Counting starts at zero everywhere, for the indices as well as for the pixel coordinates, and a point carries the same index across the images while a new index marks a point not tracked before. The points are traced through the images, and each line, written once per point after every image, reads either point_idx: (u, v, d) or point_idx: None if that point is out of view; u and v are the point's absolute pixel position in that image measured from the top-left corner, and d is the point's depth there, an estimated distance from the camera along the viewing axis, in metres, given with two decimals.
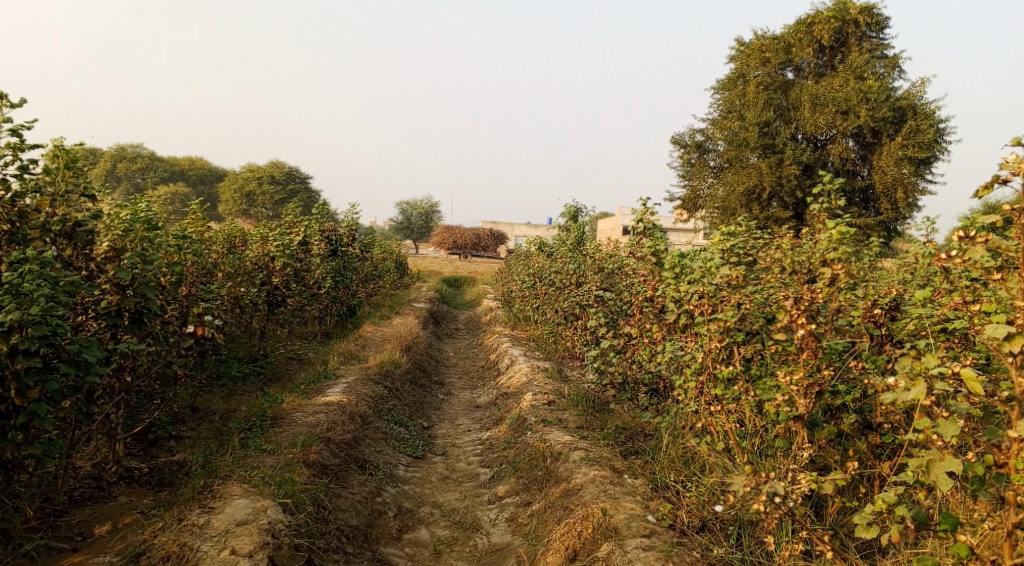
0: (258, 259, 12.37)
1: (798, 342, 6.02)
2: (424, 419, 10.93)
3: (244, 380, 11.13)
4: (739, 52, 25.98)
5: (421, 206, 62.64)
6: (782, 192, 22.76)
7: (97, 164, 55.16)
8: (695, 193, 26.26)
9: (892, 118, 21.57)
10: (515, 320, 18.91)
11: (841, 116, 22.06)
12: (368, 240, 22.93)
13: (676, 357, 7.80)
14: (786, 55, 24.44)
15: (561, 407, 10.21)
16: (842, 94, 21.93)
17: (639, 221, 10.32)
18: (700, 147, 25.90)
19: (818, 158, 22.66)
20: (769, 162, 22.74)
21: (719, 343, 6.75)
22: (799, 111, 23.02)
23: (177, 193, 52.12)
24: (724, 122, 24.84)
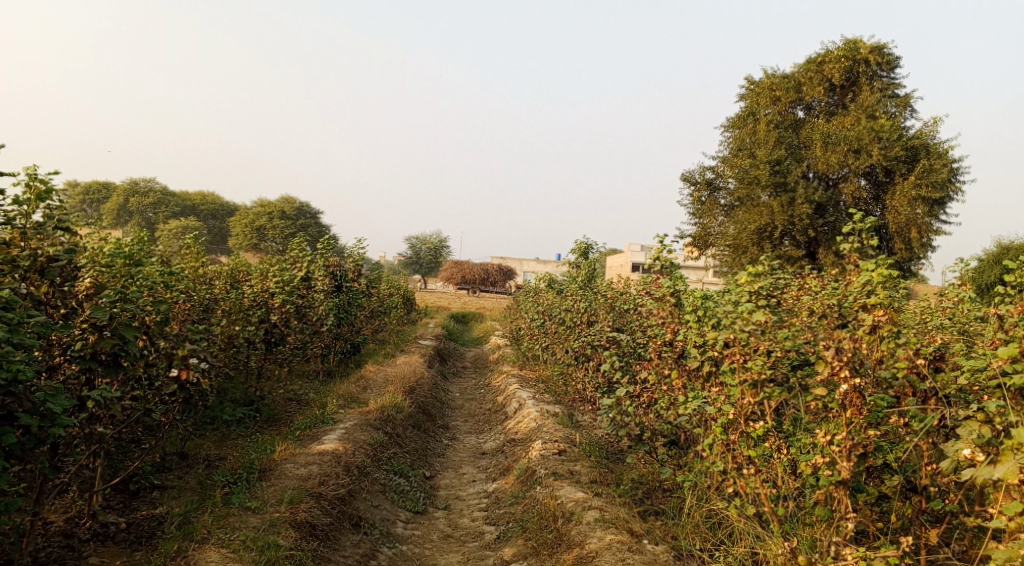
0: (257, 296, 11.87)
1: (841, 399, 5.44)
2: (427, 467, 10.33)
3: (237, 424, 10.57)
4: (750, 90, 25.62)
5: (429, 241, 62.28)
6: (794, 231, 22.27)
7: (108, 198, 55.19)
8: (706, 230, 25.75)
9: (904, 157, 21.13)
10: (523, 359, 18.33)
11: (853, 155, 21.59)
12: (374, 275, 22.45)
13: (699, 409, 7.20)
14: (797, 94, 24.08)
15: (572, 457, 9.59)
16: (853, 133, 21.51)
17: (658, 261, 9.57)
18: (711, 184, 25.44)
19: (831, 197, 22.19)
20: (780, 200, 22.26)
21: (750, 396, 6.16)
22: (812, 149, 22.57)
23: (186, 227, 51.98)
24: (735, 159, 24.33)
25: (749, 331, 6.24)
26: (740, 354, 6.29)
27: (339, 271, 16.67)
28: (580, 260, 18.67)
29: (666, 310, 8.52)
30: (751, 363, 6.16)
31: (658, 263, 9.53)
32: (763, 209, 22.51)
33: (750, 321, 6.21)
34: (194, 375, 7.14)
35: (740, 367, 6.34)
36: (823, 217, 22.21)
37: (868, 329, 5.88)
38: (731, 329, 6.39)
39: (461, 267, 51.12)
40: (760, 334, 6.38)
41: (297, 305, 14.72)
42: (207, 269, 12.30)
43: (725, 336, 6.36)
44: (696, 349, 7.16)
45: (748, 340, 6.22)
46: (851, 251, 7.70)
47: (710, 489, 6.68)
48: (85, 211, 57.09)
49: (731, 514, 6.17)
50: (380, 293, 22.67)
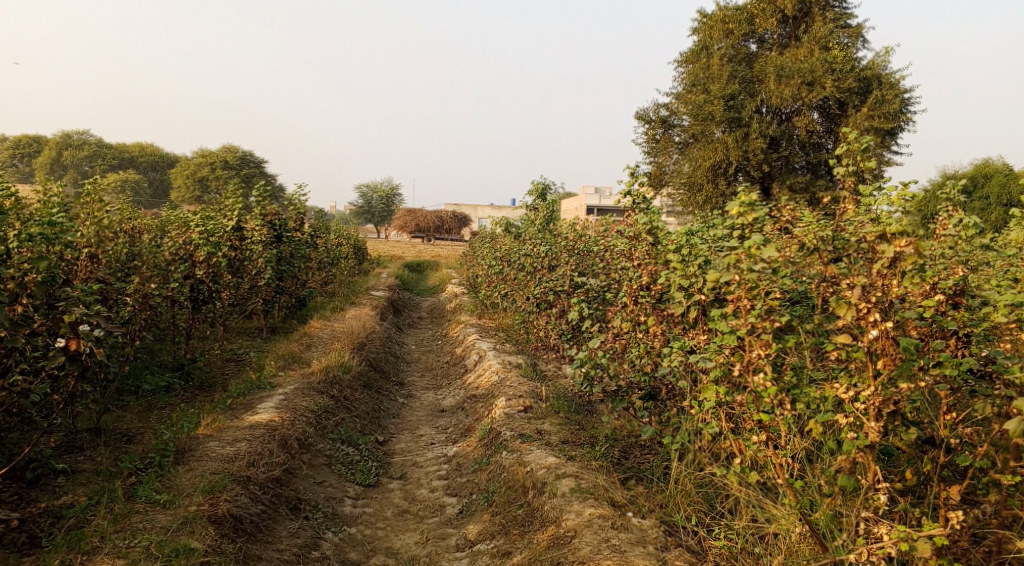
0: (178, 249, 10.65)
1: (872, 347, 4.61)
2: (380, 432, 9.34)
3: (163, 395, 9.45)
4: (701, 24, 24.42)
5: (380, 189, 60.46)
6: (749, 167, 21.41)
7: (41, 152, 52.47)
8: (660, 169, 24.79)
9: (857, 88, 20.47)
10: (479, 307, 17.37)
11: (806, 88, 20.59)
12: (320, 225, 21.18)
13: (686, 361, 6.31)
14: (749, 27, 23.00)
15: (540, 414, 8.67)
16: (807, 65, 20.61)
17: (629, 196, 8.41)
18: (665, 122, 24.35)
19: (785, 131, 21.34)
20: (735, 135, 21.31)
21: (758, 348, 5.27)
22: (765, 82, 21.49)
23: (125, 182, 49.59)
24: (689, 95, 23.10)
25: (753, 272, 5.31)
26: (745, 299, 5.36)
27: (279, 220, 15.31)
28: (537, 201, 17.65)
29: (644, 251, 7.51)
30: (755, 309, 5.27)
31: (629, 200, 8.40)
32: (717, 145, 21.60)
33: (753, 261, 5.28)
34: (86, 344, 5.95)
35: (745, 313, 5.42)
36: (777, 151, 21.43)
37: (889, 264, 5.01)
38: (729, 270, 5.45)
39: (414, 215, 49.68)
40: (765, 274, 5.46)
41: (229, 259, 13.49)
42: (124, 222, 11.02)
43: (725, 278, 5.42)
44: (680, 292, 6.21)
45: (754, 283, 5.29)
46: (850, 176, 6.77)
47: (704, 452, 5.81)
48: (16, 166, 54.05)
49: (731, 482, 5.32)
50: (327, 242, 21.39)
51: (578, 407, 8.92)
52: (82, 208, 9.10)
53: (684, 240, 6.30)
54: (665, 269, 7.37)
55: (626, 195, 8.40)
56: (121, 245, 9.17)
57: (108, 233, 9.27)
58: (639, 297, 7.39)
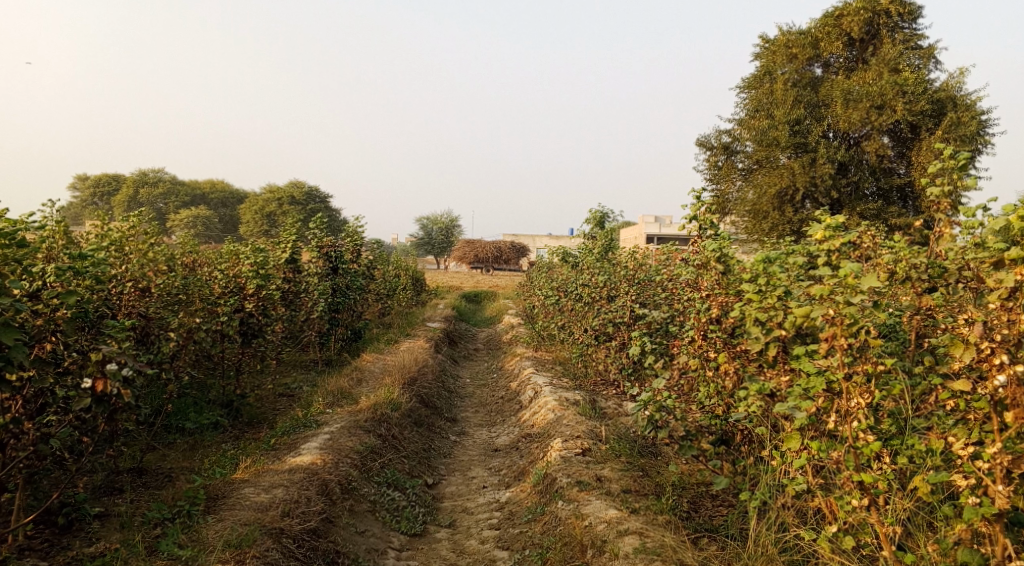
0: (228, 281, 10.36)
1: (1001, 399, 4.29)
2: (430, 474, 8.83)
3: (209, 432, 9.14)
4: (764, 49, 23.64)
5: (440, 221, 60.55)
6: (817, 193, 20.47)
7: (119, 190, 54.21)
8: (723, 196, 23.94)
9: (930, 110, 19.31)
10: (537, 340, 16.80)
11: (875, 111, 19.67)
12: (378, 256, 20.97)
13: (764, 404, 5.67)
14: (813, 51, 22.09)
15: (599, 458, 8.03)
16: (875, 88, 19.60)
17: (695, 222, 7.80)
18: (727, 148, 23.63)
19: (853, 156, 20.33)
20: (801, 161, 20.40)
21: (857, 396, 4.67)
22: (832, 106, 20.55)
23: (196, 218, 50.78)
24: (751, 121, 22.34)
25: (852, 306, 4.67)
26: (842, 338, 4.74)
27: (334, 252, 15.05)
28: (595, 230, 17.08)
29: (713, 279, 6.88)
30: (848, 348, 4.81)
31: (694, 225, 7.78)
32: (782, 171, 20.72)
33: (853, 295, 4.64)
34: (113, 385, 5.56)
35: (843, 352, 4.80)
36: (845, 177, 20.47)
37: (1006, 294, 4.37)
38: (821, 304, 4.83)
39: (474, 246, 49.52)
40: (865, 307, 4.84)
41: (283, 292, 13.27)
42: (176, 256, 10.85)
43: (817, 314, 4.80)
44: (756, 326, 5.62)
45: (855, 319, 4.66)
46: (944, 197, 6.09)
47: (789, 510, 5.22)
48: (95, 204, 55.82)
49: (823, 549, 4.75)
50: (385, 273, 21.17)
51: (641, 451, 8.28)
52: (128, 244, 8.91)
53: (759, 269, 5.68)
54: (737, 300, 6.74)
55: (692, 220, 7.78)
56: (169, 278, 8.94)
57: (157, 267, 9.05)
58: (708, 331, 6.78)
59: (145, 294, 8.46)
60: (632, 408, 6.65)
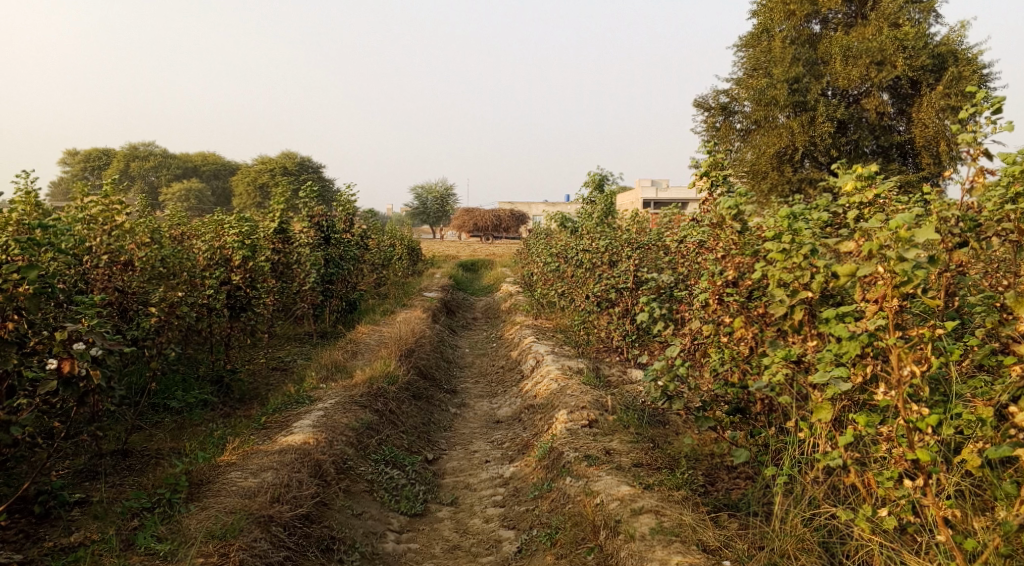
0: (213, 253, 9.92)
1: None
2: (431, 449, 8.47)
3: (197, 412, 8.78)
4: (761, 7, 22.79)
5: (435, 190, 59.76)
6: (816, 152, 19.99)
7: (110, 165, 53.40)
8: None
9: (931, 65, 18.73)
10: (536, 307, 16.41)
11: (875, 68, 19.16)
12: (373, 225, 20.48)
13: (789, 373, 5.35)
14: (812, 7, 21.34)
15: (606, 429, 7.66)
16: (875, 44, 19.03)
17: (706, 178, 7.38)
18: (724, 109, 22.86)
19: (852, 114, 19.75)
20: (800, 120, 19.88)
21: (911, 363, 4.38)
22: (830, 63, 19.92)
23: (190, 191, 50.07)
24: (749, 80, 21.74)
25: (905, 263, 4.44)
26: (891, 297, 4.52)
27: (326, 221, 14.56)
28: (594, 193, 16.61)
29: (728, 239, 6.48)
30: (896, 312, 4.55)
31: (705, 183, 7.37)
32: (781, 130, 20.20)
33: (907, 250, 4.41)
34: (81, 366, 5.20)
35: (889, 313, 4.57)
36: (846, 135, 19.94)
37: None
38: (868, 263, 4.59)
39: (473, 214, 49.02)
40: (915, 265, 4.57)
41: (272, 264, 12.84)
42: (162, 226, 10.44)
43: (866, 272, 4.55)
44: (781, 289, 5.29)
45: (911, 277, 4.44)
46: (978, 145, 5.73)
47: (819, 487, 4.98)
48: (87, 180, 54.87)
49: (862, 530, 4.58)
50: (380, 243, 20.71)
51: (652, 422, 7.91)
52: (98, 208, 8.20)
53: (784, 226, 5.29)
54: (755, 261, 6.35)
55: (703, 176, 7.36)
56: (153, 250, 8.69)
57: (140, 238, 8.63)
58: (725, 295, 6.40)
59: (129, 269, 8.27)
60: (645, 378, 6.33)
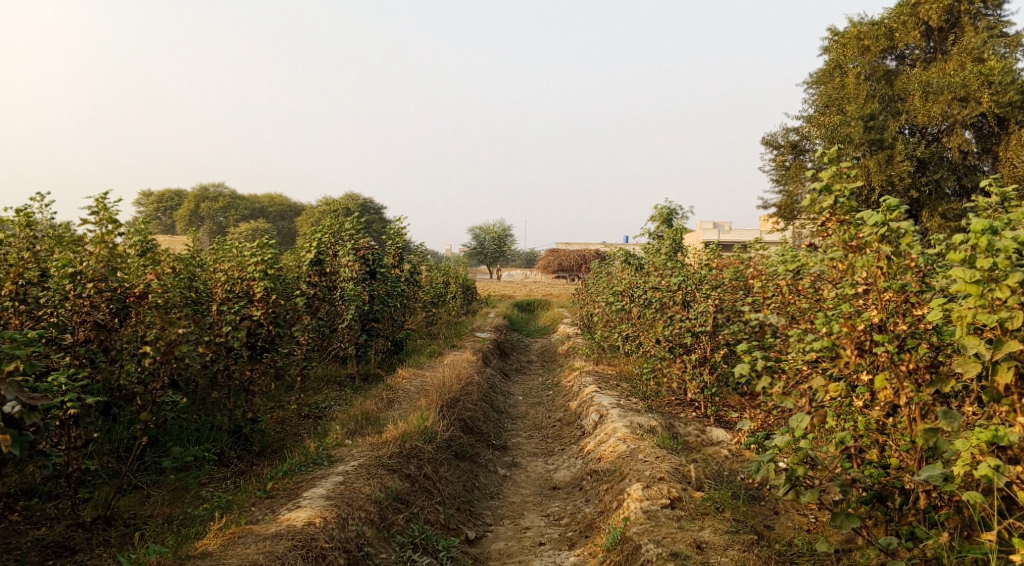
0: (234, 285, 8.57)
1: None
2: (472, 525, 6.99)
3: (200, 472, 7.51)
4: (832, 44, 20.84)
5: (494, 231, 58.24)
6: (894, 193, 17.95)
7: (181, 204, 53.56)
8: (790, 198, 20.73)
9: (1020, 101, 16.65)
10: (596, 351, 14.84)
11: (958, 104, 17.07)
12: (425, 262, 19.14)
13: (996, 461, 4.29)
14: (888, 42, 19.30)
15: (691, 511, 6.08)
16: (957, 78, 16.97)
17: (826, 195, 5.26)
18: (794, 147, 20.45)
19: (933, 153, 17.70)
20: (876, 159, 17.59)
21: None
22: (908, 100, 17.95)
23: (256, 229, 49.74)
24: (821, 118, 19.42)
25: None
26: None
27: (374, 254, 13.14)
28: (662, 227, 15.08)
29: (873, 269, 4.94)
30: None
31: (825, 200, 5.25)
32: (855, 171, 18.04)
33: None
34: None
35: None
36: (925, 175, 17.84)
37: None
38: None
39: (559, 254, 46.63)
40: None
41: (306, 300, 11.58)
42: (200, 256, 9.16)
43: None
44: (974, 336, 4.39)
45: None
46: None
47: None
48: (159, 218, 54.76)
49: None
50: (434, 280, 19.31)
51: (749, 502, 6.32)
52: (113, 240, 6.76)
53: (979, 245, 4.30)
54: (905, 301, 4.90)
55: (823, 192, 5.21)
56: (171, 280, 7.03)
57: (157, 266, 7.33)
58: (869, 343, 4.93)
59: (144, 302, 6.91)
60: (762, 459, 4.67)
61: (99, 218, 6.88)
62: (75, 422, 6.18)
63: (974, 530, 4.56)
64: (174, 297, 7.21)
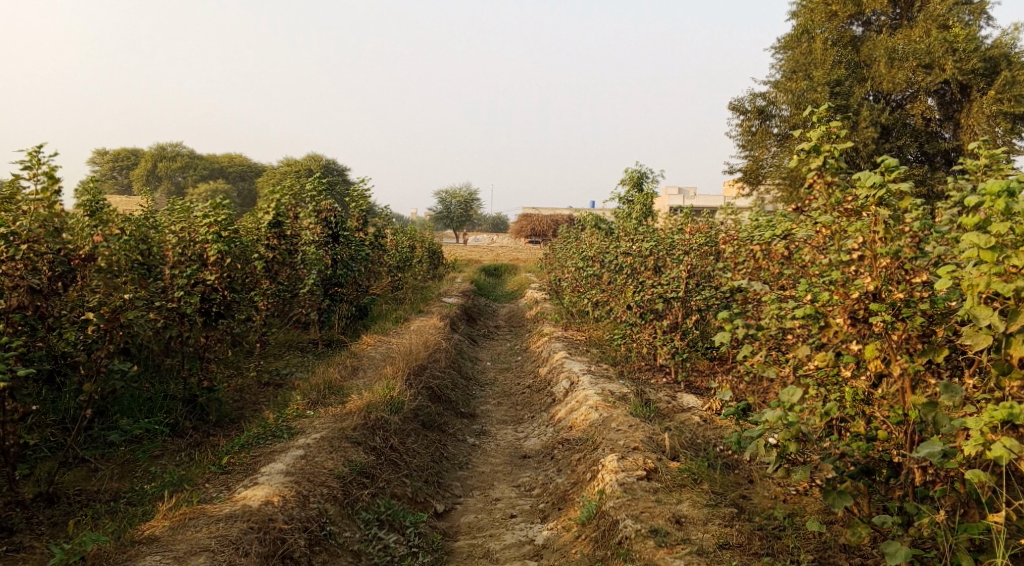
0: (186, 248, 8.18)
1: None
2: (440, 498, 6.72)
3: (152, 445, 7.13)
4: (801, 9, 20.44)
5: (460, 194, 57.59)
6: (860, 159, 17.82)
7: (138, 164, 52.04)
8: (756, 164, 20.51)
9: (982, 68, 16.55)
10: (565, 316, 14.58)
11: (923, 71, 16.90)
12: (390, 225, 18.67)
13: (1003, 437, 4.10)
14: (856, 7, 18.85)
15: (668, 483, 5.85)
16: (921, 45, 16.78)
17: (815, 156, 5.21)
18: (761, 112, 19.98)
19: (897, 119, 17.47)
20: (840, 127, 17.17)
21: None
22: (874, 67, 17.71)
23: (217, 191, 48.56)
24: (787, 83, 19.13)
25: None
26: None
27: (337, 217, 12.62)
28: (632, 191, 14.79)
29: (869, 233, 4.69)
30: None
31: (814, 160, 5.19)
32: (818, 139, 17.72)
33: None
34: None
35: None
36: (888, 142, 17.74)
37: None
38: None
39: (530, 219, 46.70)
40: None
41: (264, 264, 11.12)
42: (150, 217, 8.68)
43: None
44: (986, 306, 4.20)
45: None
46: None
47: None
48: (116, 178, 53.16)
49: None
50: (399, 244, 18.85)
51: (726, 471, 6.13)
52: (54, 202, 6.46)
53: (996, 209, 4.11)
54: (899, 267, 4.68)
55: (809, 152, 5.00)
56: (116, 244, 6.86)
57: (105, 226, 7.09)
58: (864, 313, 4.71)
59: (91, 265, 6.72)
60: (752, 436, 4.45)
61: (33, 174, 6.39)
62: (10, 394, 5.77)
63: (970, 509, 4.39)
64: (121, 259, 7.08)
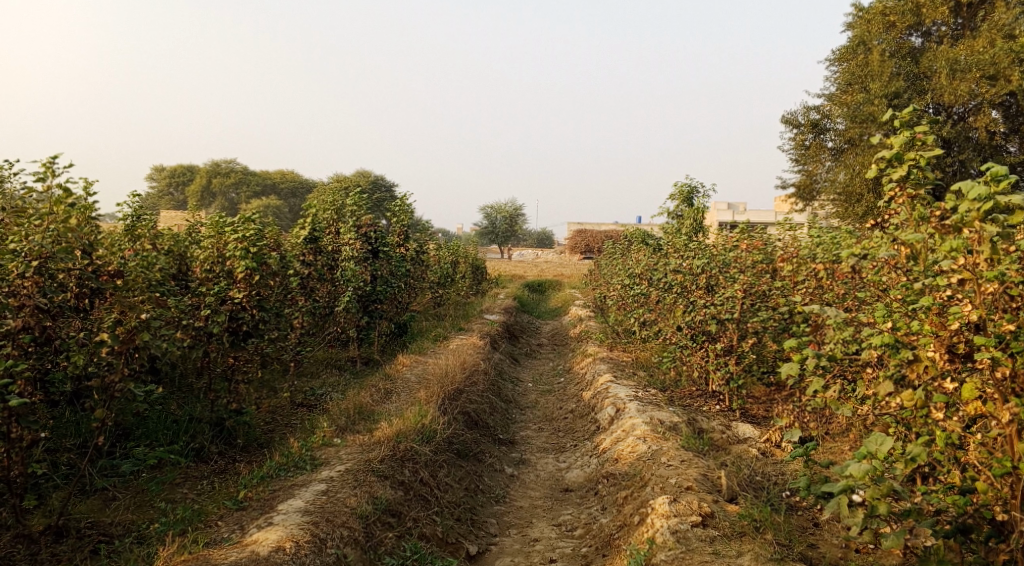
0: (214, 263, 7.75)
1: None
2: (474, 537, 6.19)
3: (171, 472, 6.74)
4: (858, 18, 19.63)
5: (506, 209, 57.20)
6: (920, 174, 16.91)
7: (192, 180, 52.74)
8: (811, 178, 19.77)
9: None
10: (610, 335, 13.97)
11: (987, 83, 15.89)
12: (433, 240, 18.25)
13: None
14: (915, 18, 17.96)
15: (726, 530, 5.24)
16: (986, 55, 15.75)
17: (897, 165, 4.64)
18: (816, 126, 19.13)
19: (959, 132, 16.61)
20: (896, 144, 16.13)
21: None
22: (935, 79, 16.74)
23: (267, 207, 48.91)
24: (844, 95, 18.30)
25: None
26: None
27: (376, 232, 12.20)
28: (682, 206, 14.16)
29: (967, 254, 4.08)
30: None
31: (897, 170, 4.62)
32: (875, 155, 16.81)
33: None
34: None
35: None
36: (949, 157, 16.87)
37: None
38: None
39: (585, 234, 46.20)
40: None
41: (300, 281, 10.74)
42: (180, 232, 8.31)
43: None
44: None
45: None
46: None
47: None
48: (171, 194, 53.96)
49: None
50: (442, 259, 18.42)
51: (789, 516, 5.49)
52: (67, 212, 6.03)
53: None
54: (1006, 293, 4.07)
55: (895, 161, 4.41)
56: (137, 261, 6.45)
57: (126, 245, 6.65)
58: (963, 346, 4.11)
59: (118, 282, 6.39)
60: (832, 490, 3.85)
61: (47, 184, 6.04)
62: (16, 421, 5.39)
63: None
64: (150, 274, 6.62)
